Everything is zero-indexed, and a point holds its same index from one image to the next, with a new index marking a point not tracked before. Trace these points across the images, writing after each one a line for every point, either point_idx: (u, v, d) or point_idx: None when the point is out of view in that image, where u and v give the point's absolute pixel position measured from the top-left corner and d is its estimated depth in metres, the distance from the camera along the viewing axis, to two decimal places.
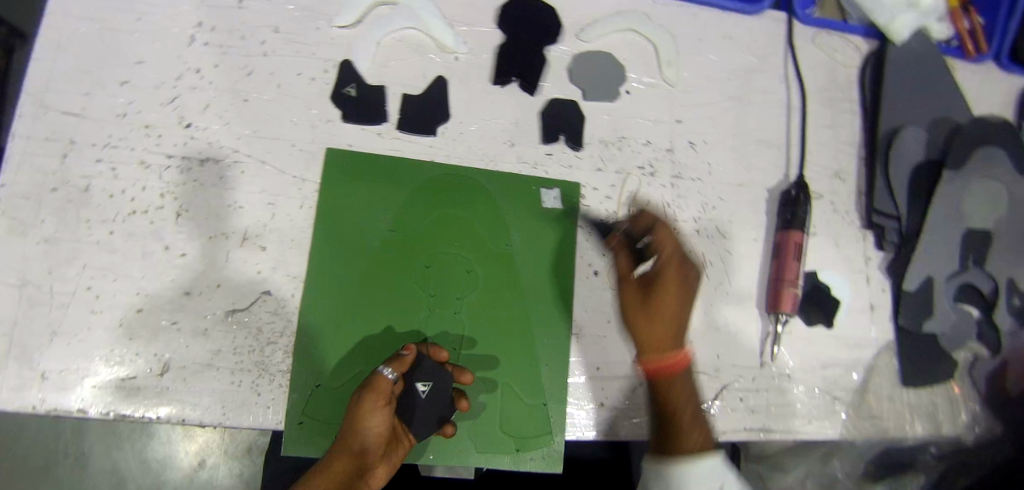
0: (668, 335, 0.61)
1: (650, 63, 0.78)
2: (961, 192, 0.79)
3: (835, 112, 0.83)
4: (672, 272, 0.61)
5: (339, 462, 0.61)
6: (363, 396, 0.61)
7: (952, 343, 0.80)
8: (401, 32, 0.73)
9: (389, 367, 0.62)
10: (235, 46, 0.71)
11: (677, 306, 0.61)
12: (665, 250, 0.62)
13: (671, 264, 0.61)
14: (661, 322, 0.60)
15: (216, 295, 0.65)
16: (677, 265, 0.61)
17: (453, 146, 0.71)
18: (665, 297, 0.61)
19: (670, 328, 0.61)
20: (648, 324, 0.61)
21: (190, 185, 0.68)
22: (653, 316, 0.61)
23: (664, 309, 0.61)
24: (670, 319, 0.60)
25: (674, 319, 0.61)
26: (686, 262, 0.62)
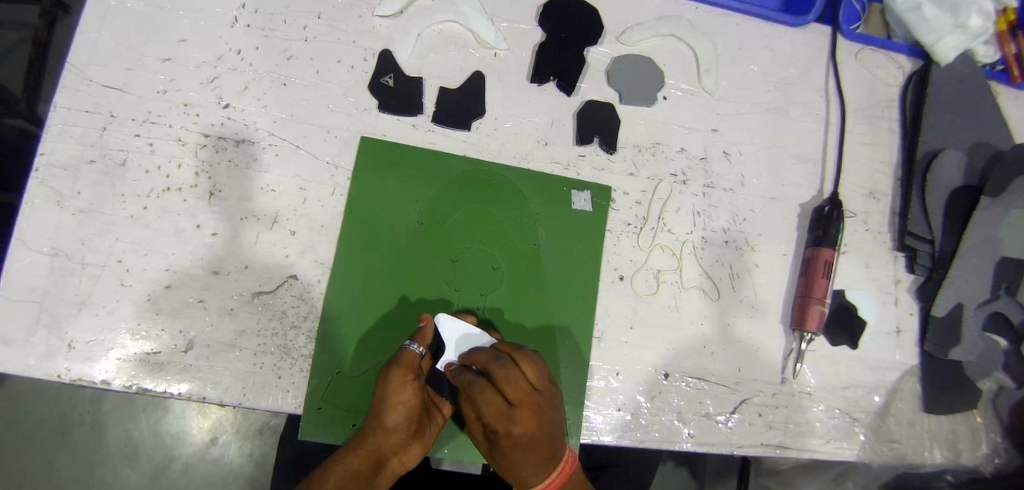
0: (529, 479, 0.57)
1: (689, 70, 0.77)
2: (1000, 219, 0.78)
3: (873, 130, 0.82)
4: (524, 419, 0.56)
5: (374, 440, 0.61)
6: (392, 372, 0.60)
7: (978, 373, 0.78)
8: (441, 25, 0.73)
9: (414, 340, 0.62)
10: (276, 30, 0.71)
11: (520, 454, 0.56)
12: (484, 416, 0.56)
13: (520, 410, 0.56)
14: (517, 473, 0.57)
15: (243, 277, 0.66)
16: (503, 417, 0.56)
17: (486, 142, 0.71)
18: (506, 455, 0.57)
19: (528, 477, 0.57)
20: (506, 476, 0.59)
21: (224, 165, 0.68)
22: (506, 470, 0.58)
23: (509, 464, 0.57)
24: (523, 472, 0.57)
25: (528, 468, 0.57)
26: (535, 392, 0.58)
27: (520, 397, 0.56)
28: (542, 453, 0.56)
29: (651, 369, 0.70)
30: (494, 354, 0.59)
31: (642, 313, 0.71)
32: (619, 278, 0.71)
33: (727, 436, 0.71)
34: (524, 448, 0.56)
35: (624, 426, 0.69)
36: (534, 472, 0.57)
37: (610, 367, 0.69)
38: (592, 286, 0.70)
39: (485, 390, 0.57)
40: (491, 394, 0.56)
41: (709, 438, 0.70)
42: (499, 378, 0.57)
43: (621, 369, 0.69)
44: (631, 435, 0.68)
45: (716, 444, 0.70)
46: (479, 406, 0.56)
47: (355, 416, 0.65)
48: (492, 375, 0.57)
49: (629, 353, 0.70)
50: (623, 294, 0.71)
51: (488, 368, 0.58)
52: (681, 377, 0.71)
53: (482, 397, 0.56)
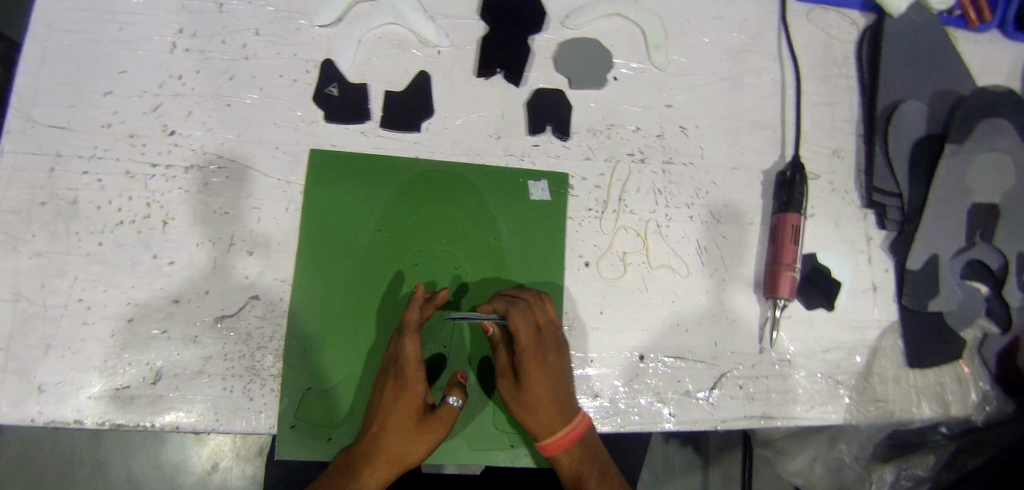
0: (548, 424, 0.62)
1: (638, 48, 0.76)
2: (965, 166, 0.78)
3: (832, 89, 0.81)
4: (547, 340, 0.63)
5: (393, 475, 0.62)
6: (433, 425, 0.62)
7: (959, 321, 0.78)
8: (382, 28, 0.72)
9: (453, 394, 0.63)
10: (216, 51, 0.71)
11: (542, 379, 0.62)
12: (519, 335, 0.61)
13: (545, 334, 0.63)
14: (535, 409, 0.62)
15: (205, 302, 0.66)
16: (534, 342, 0.62)
17: (438, 141, 0.70)
18: (529, 380, 0.61)
19: (552, 405, 0.62)
20: (521, 407, 0.62)
21: (175, 193, 0.67)
22: (524, 399, 0.62)
23: (531, 397, 0.62)
24: (543, 405, 0.62)
25: (547, 401, 0.62)
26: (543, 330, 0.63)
27: (545, 322, 0.64)
28: (563, 387, 0.63)
29: (625, 352, 0.70)
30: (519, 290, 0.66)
31: (610, 296, 0.70)
32: (584, 265, 0.70)
33: (710, 412, 0.70)
34: (550, 370, 0.62)
35: (603, 412, 0.69)
36: (550, 407, 0.62)
37: (585, 355, 0.69)
38: (558, 276, 0.69)
39: (525, 310, 0.63)
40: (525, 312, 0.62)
41: (689, 416, 0.70)
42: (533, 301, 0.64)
43: (596, 355, 0.69)
44: (611, 420, 0.69)
45: (698, 421, 0.70)
46: (516, 326, 0.61)
47: (329, 429, 0.65)
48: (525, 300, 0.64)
49: (602, 338, 0.69)
50: (590, 279, 0.70)
51: (519, 295, 0.65)
52: (657, 357, 0.70)
53: (519, 315, 0.62)
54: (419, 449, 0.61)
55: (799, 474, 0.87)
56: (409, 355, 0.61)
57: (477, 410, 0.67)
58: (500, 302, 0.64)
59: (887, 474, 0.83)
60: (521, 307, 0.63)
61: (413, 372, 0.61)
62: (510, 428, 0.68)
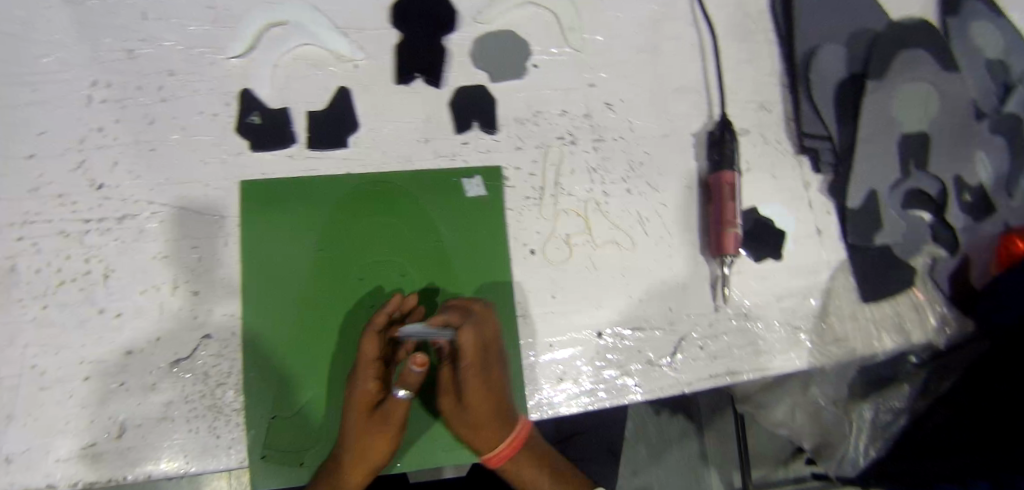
0: (487, 437, 0.63)
1: (554, 32, 0.77)
2: (889, 99, 0.80)
3: (750, 44, 0.82)
4: (488, 352, 0.63)
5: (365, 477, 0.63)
6: (382, 419, 0.62)
7: (906, 252, 0.81)
8: (295, 50, 0.72)
9: (402, 386, 0.61)
10: (132, 98, 0.70)
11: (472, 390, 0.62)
12: (464, 352, 0.61)
13: (486, 346, 0.63)
14: (481, 424, 0.63)
15: (158, 349, 0.65)
16: (476, 355, 0.62)
17: (367, 155, 0.70)
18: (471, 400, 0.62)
19: (485, 412, 0.63)
20: (463, 425, 0.63)
21: (112, 245, 0.67)
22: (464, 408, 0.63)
23: (470, 410, 0.62)
24: (479, 416, 0.63)
25: (486, 412, 0.63)
26: (489, 346, 0.63)
27: (491, 337, 0.64)
28: (500, 400, 0.64)
29: (585, 332, 0.70)
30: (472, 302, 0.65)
31: (562, 278, 0.71)
32: (530, 252, 0.71)
33: (675, 377, 0.72)
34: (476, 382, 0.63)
35: (572, 394, 0.70)
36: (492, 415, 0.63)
37: (543, 341, 0.69)
38: (505, 268, 0.70)
39: (476, 327, 0.62)
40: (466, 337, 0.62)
41: (655, 384, 0.71)
42: (483, 315, 0.64)
43: (555, 340, 0.70)
44: (579, 401, 0.70)
45: (665, 387, 0.71)
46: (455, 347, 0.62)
47: (300, 454, 0.65)
48: (477, 314, 0.64)
49: (558, 321, 0.70)
50: (538, 266, 0.71)
51: (471, 308, 0.64)
52: (616, 332, 0.71)
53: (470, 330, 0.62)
54: (377, 455, 0.62)
55: (783, 425, 0.88)
56: (365, 355, 0.62)
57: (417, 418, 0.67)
58: (455, 315, 0.63)
59: (866, 411, 0.84)
60: (474, 323, 0.62)
61: (366, 370, 0.62)
62: None
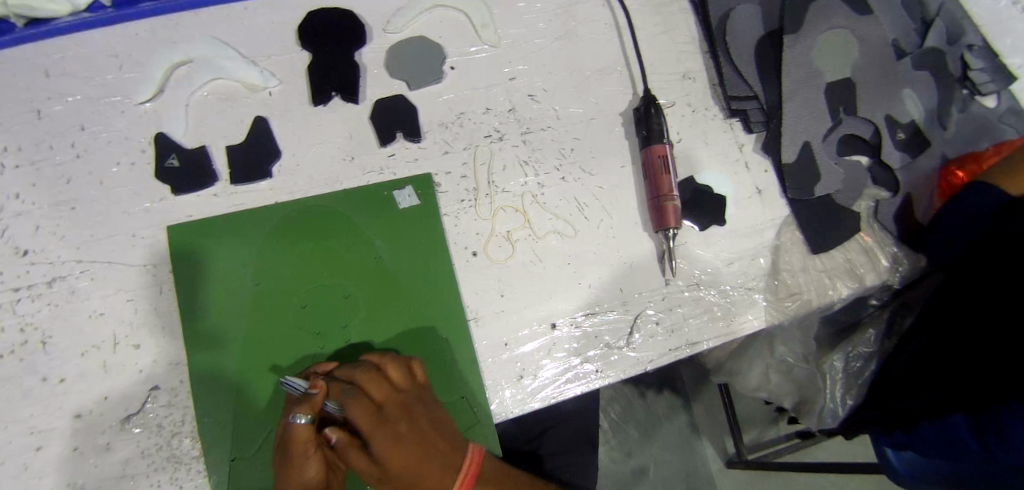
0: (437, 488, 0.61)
1: (466, 32, 0.77)
2: (809, 51, 0.80)
3: (664, 16, 0.83)
4: (392, 408, 0.62)
5: None
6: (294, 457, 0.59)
7: (849, 197, 0.80)
8: (206, 87, 0.72)
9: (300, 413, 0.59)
10: (46, 158, 0.69)
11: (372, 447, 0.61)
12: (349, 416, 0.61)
13: (386, 402, 0.62)
14: (423, 473, 0.60)
15: (107, 407, 0.64)
16: (371, 418, 0.61)
17: (294, 181, 0.70)
18: (393, 461, 0.60)
19: (413, 464, 0.60)
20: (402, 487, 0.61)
21: (45, 310, 0.66)
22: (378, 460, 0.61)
23: (395, 472, 0.60)
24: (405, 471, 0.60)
25: (415, 468, 0.60)
26: (384, 409, 0.62)
27: (386, 396, 0.62)
28: (428, 451, 0.61)
29: (540, 325, 0.70)
30: (360, 364, 0.63)
31: (508, 276, 0.70)
32: (472, 254, 0.70)
33: (636, 356, 0.71)
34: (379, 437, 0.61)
35: (539, 387, 0.69)
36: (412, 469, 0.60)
37: (496, 341, 0.68)
38: (448, 274, 0.69)
39: (358, 389, 0.62)
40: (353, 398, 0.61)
41: (617, 367, 0.71)
42: (364, 378, 0.62)
43: (509, 338, 0.69)
44: (543, 394, 0.68)
45: (627, 367, 0.71)
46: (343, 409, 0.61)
47: None
48: (357, 380, 0.62)
49: (510, 319, 0.69)
50: (482, 267, 0.70)
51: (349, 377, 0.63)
52: (571, 320, 0.71)
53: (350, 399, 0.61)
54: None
55: (761, 389, 0.84)
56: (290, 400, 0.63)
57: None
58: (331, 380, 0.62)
59: (838, 361, 0.83)
60: (354, 392, 0.61)
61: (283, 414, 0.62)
62: None
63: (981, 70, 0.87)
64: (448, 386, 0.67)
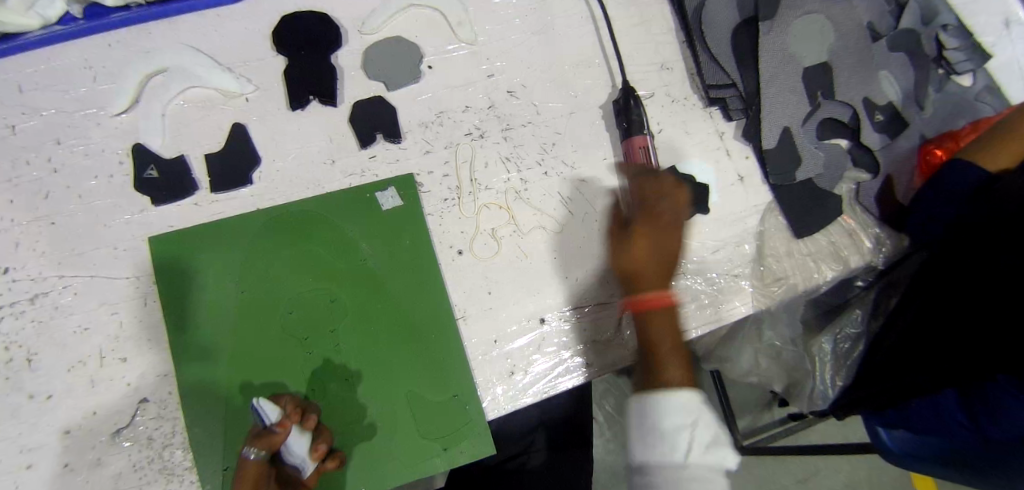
0: (646, 280, 0.63)
1: (442, 30, 0.77)
2: (784, 37, 0.81)
3: (640, 7, 0.83)
4: (648, 196, 0.68)
5: None
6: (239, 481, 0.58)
7: (830, 181, 0.81)
8: (181, 96, 0.72)
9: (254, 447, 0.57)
10: (23, 174, 0.68)
11: (668, 251, 0.65)
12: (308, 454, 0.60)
13: (656, 187, 0.68)
14: (644, 264, 0.64)
15: (96, 423, 0.63)
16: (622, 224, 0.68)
17: (276, 186, 0.70)
18: (642, 241, 0.65)
19: (664, 253, 0.64)
20: (628, 271, 0.65)
21: (28, 327, 0.65)
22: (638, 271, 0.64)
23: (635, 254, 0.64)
24: (662, 257, 0.64)
25: (653, 257, 0.64)
26: (658, 200, 0.67)
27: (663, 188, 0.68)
28: (663, 246, 0.64)
29: (529, 320, 0.70)
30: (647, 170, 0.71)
31: (494, 272, 0.70)
32: (458, 253, 0.70)
33: (625, 348, 0.71)
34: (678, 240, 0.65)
35: (533, 382, 0.69)
36: (667, 282, 0.64)
37: (485, 338, 0.68)
38: (435, 272, 0.69)
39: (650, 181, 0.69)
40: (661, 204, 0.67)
41: (607, 359, 0.71)
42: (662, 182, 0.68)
43: (498, 336, 0.69)
44: (534, 390, 0.69)
45: (617, 358, 0.71)
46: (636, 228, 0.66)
47: None
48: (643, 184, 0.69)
49: (499, 316, 0.69)
50: (468, 265, 0.70)
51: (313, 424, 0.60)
52: (560, 315, 0.71)
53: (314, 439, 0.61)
54: None
55: (752, 373, 0.87)
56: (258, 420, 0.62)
57: (376, 432, 0.64)
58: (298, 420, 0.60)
59: (826, 343, 0.82)
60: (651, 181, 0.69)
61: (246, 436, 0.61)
62: (431, 433, 0.65)
63: (956, 49, 0.88)
64: (439, 386, 0.66)
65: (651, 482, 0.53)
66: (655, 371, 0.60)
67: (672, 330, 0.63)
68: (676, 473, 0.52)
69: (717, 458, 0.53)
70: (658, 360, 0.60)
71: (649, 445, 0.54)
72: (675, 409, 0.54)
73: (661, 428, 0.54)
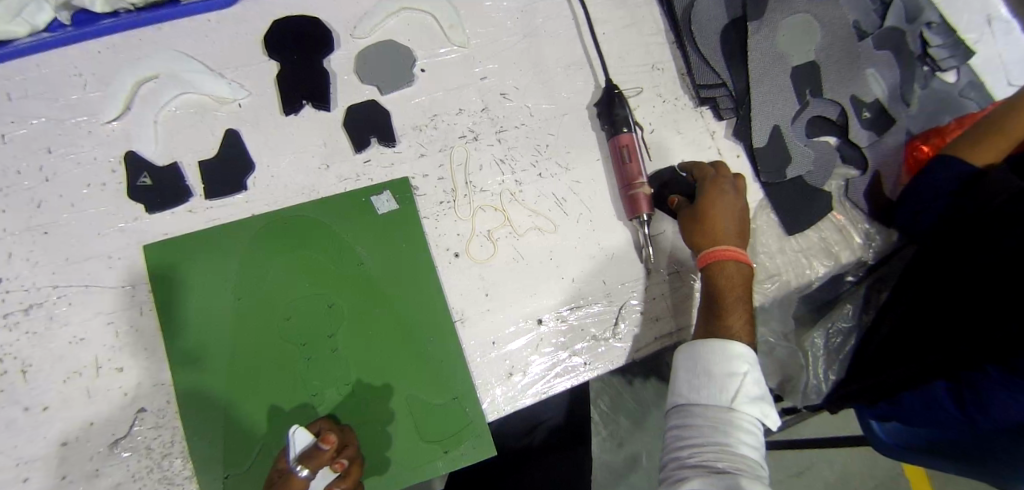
0: (714, 243, 0.70)
1: (433, 34, 0.77)
2: (772, 37, 0.82)
3: (629, 9, 0.84)
4: (710, 174, 0.74)
5: None
6: None
7: (819, 178, 0.82)
8: (173, 103, 0.71)
9: (304, 464, 0.58)
10: (13, 183, 0.68)
11: (731, 214, 0.71)
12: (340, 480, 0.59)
13: (708, 170, 0.75)
14: (716, 226, 0.70)
15: (93, 434, 0.63)
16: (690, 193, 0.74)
17: (270, 192, 0.70)
18: (715, 205, 0.71)
19: (731, 217, 0.71)
20: (698, 233, 0.71)
21: (23, 338, 0.64)
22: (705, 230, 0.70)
23: (708, 217, 0.70)
24: (728, 218, 0.71)
25: (727, 220, 0.71)
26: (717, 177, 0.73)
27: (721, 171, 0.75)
28: (731, 214, 0.71)
29: (528, 320, 0.70)
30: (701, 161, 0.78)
31: (491, 274, 0.71)
32: (455, 256, 0.70)
33: (622, 347, 0.72)
34: (733, 204, 0.71)
35: (532, 381, 0.69)
36: (737, 241, 0.70)
37: (484, 340, 0.69)
38: (432, 275, 0.69)
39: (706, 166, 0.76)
40: (722, 176, 0.73)
41: (604, 357, 0.72)
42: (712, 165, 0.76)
43: (496, 337, 0.69)
44: (533, 390, 0.69)
45: (614, 356, 0.72)
46: (709, 191, 0.72)
47: None
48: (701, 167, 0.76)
49: (496, 318, 0.69)
50: (465, 268, 0.70)
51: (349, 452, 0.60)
52: (556, 315, 0.71)
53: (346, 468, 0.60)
54: None
55: None
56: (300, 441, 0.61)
57: (378, 433, 0.65)
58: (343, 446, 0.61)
59: (818, 337, 0.84)
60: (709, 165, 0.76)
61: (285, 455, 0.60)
62: (431, 436, 0.65)
63: (940, 46, 0.90)
64: (439, 388, 0.66)
65: (688, 414, 0.62)
66: (720, 319, 0.67)
67: (743, 282, 0.69)
68: (725, 414, 0.60)
69: (759, 409, 0.61)
70: (723, 309, 0.67)
71: (703, 384, 0.62)
72: (737, 355, 0.62)
73: (717, 369, 0.62)
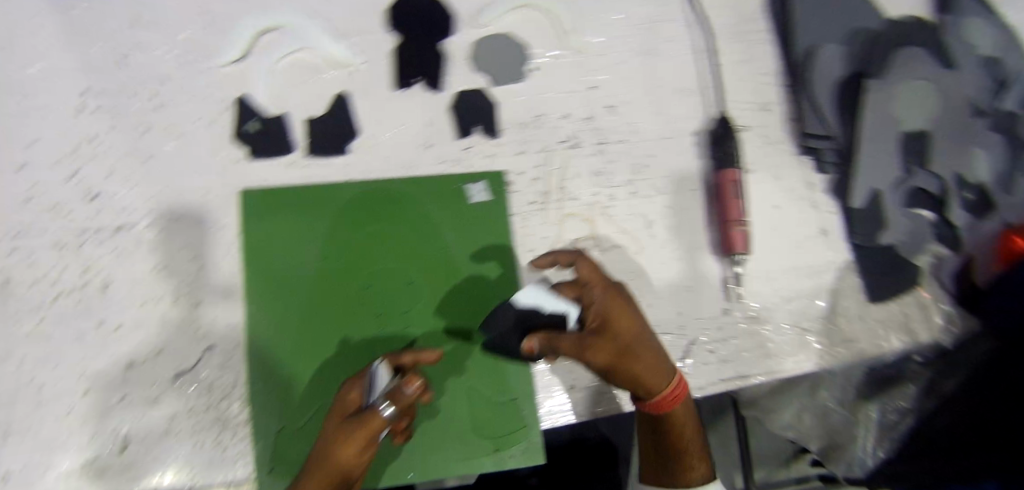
0: (653, 390, 0.61)
1: (552, 35, 0.77)
2: (891, 98, 0.79)
3: (746, 44, 0.82)
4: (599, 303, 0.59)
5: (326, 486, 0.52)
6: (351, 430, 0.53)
7: (912, 251, 0.79)
8: (288, 57, 0.73)
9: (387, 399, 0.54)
10: (127, 106, 0.70)
11: (649, 360, 0.60)
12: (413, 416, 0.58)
13: (599, 294, 0.60)
14: (642, 377, 0.59)
15: (160, 362, 0.64)
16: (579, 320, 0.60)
17: (369, 160, 0.70)
18: (634, 355, 0.59)
19: (653, 361, 0.60)
20: (624, 381, 0.60)
21: (110, 255, 0.66)
22: (634, 376, 0.59)
23: (631, 369, 0.59)
24: (650, 367, 0.60)
25: (652, 367, 0.60)
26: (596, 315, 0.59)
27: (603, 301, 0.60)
28: (652, 359, 0.60)
29: None
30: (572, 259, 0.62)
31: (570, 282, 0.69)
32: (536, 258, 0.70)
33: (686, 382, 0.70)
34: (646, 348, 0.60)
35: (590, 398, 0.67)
36: (669, 380, 0.61)
37: None
38: (512, 273, 0.69)
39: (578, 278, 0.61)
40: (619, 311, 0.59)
41: None
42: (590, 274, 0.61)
43: None
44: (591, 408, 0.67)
45: None
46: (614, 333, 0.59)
47: None
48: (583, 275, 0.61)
49: None
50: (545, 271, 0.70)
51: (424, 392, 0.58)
52: None
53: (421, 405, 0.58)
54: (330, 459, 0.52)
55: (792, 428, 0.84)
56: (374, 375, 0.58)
57: (434, 417, 0.64)
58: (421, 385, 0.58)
59: (873, 411, 0.82)
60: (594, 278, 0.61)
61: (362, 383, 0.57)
62: (486, 431, 0.64)
63: None
64: (502, 384, 0.66)
65: None
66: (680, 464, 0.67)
67: (693, 422, 0.66)
68: None
69: None
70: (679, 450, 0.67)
71: None
72: None
73: None
